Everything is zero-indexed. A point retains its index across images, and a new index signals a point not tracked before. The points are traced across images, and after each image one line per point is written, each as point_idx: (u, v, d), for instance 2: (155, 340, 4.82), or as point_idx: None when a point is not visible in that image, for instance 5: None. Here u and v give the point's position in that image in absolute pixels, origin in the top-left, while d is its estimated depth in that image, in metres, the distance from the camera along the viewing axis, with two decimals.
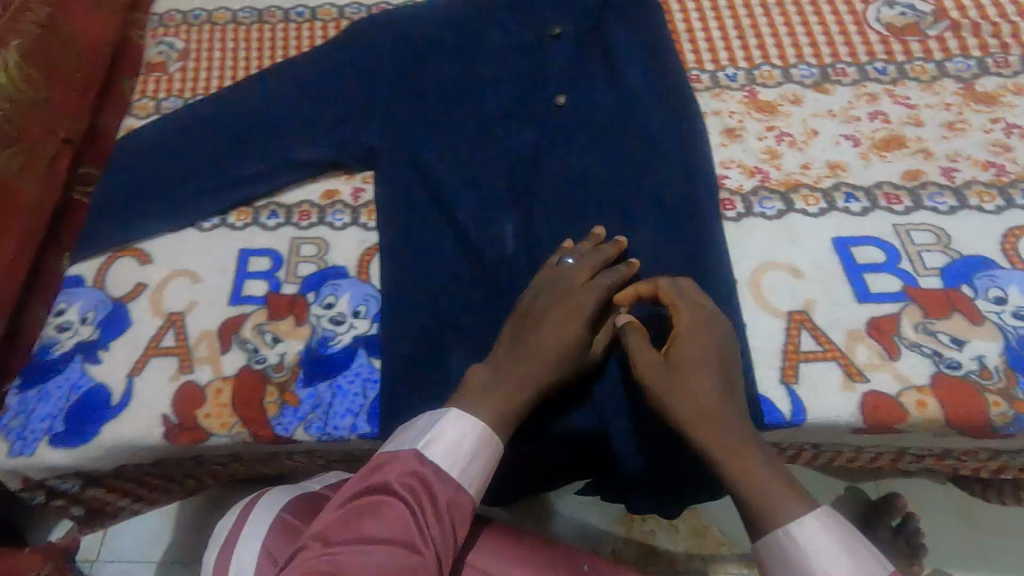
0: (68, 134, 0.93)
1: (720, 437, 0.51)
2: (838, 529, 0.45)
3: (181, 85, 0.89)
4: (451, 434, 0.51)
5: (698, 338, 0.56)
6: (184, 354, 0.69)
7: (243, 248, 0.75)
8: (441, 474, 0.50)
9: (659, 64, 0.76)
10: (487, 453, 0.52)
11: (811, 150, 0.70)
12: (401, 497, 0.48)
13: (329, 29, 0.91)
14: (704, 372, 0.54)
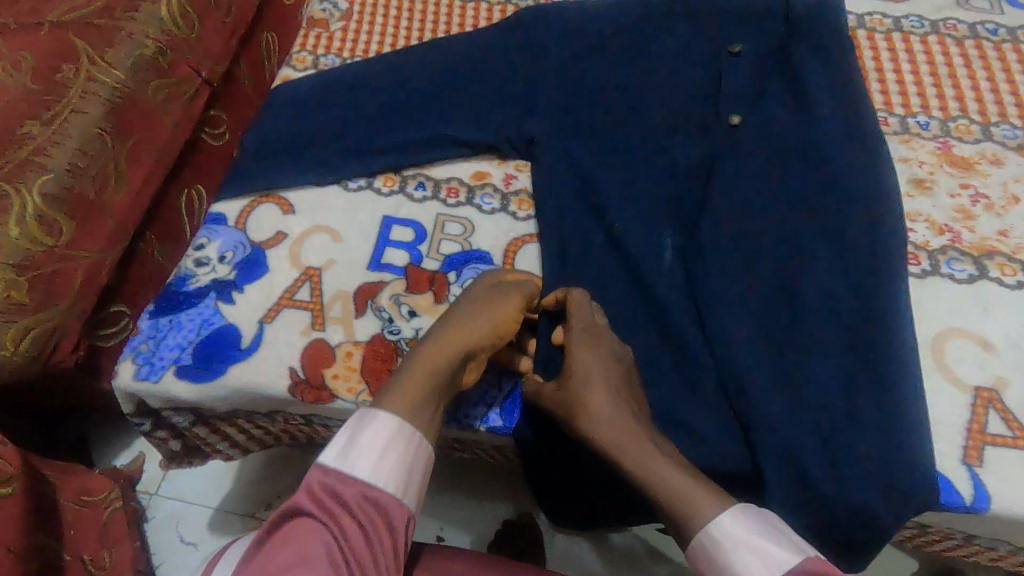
0: (209, 76, 0.81)
1: (640, 460, 0.48)
2: (760, 523, 0.43)
3: (341, 44, 0.90)
4: (361, 434, 0.46)
5: (585, 346, 0.55)
6: (318, 310, 0.68)
7: (388, 216, 0.73)
8: (349, 477, 0.45)
9: (852, 97, 0.71)
10: (401, 446, 0.47)
11: (1011, 217, 0.65)
12: (309, 521, 0.43)
13: (495, 12, 0.91)
14: (598, 382, 0.53)
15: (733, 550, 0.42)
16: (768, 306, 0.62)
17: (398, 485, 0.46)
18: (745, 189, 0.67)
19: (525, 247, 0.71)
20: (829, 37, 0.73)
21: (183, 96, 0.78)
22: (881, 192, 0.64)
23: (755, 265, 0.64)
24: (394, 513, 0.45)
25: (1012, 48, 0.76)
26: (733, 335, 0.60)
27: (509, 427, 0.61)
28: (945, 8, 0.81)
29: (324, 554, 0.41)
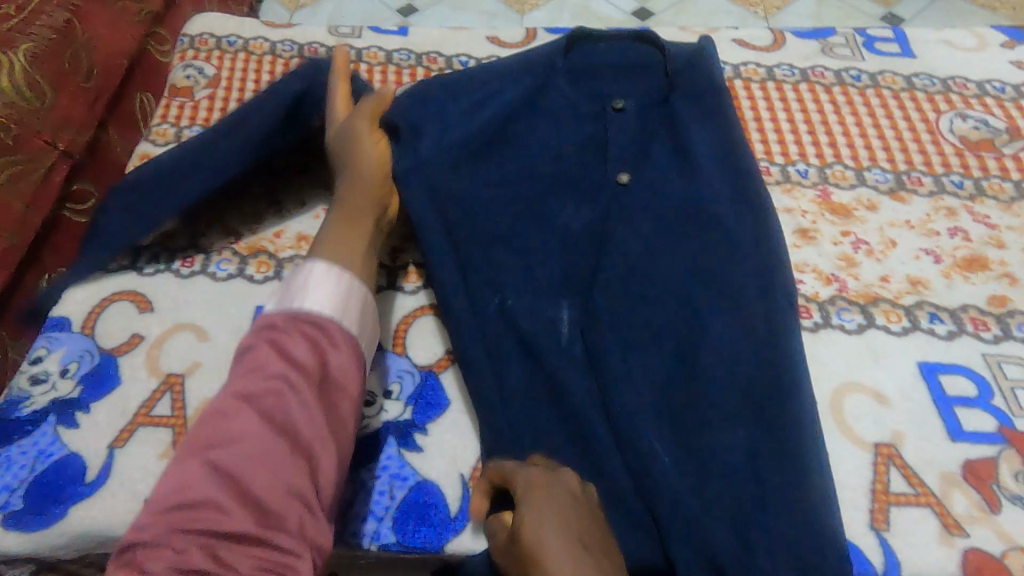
0: (66, 148, 0.78)
1: None
2: None
3: (207, 114, 0.82)
4: (294, 286, 0.53)
5: (537, 502, 0.47)
6: (181, 426, 0.59)
7: (261, 305, 0.66)
8: (288, 319, 0.50)
9: (735, 149, 0.71)
10: (332, 285, 0.53)
11: (890, 262, 0.66)
12: (256, 347, 0.48)
13: (375, 73, 0.86)
14: (562, 550, 0.44)
15: None
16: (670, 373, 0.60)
17: (336, 311, 0.52)
18: (636, 252, 0.66)
19: (417, 325, 0.65)
20: (706, 93, 0.74)
21: (35, 172, 0.74)
22: (766, 247, 0.64)
23: (653, 329, 0.62)
24: (340, 336, 0.51)
25: (875, 92, 0.80)
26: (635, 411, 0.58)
27: (403, 542, 0.54)
28: (812, 56, 0.84)
29: (272, 372, 0.46)
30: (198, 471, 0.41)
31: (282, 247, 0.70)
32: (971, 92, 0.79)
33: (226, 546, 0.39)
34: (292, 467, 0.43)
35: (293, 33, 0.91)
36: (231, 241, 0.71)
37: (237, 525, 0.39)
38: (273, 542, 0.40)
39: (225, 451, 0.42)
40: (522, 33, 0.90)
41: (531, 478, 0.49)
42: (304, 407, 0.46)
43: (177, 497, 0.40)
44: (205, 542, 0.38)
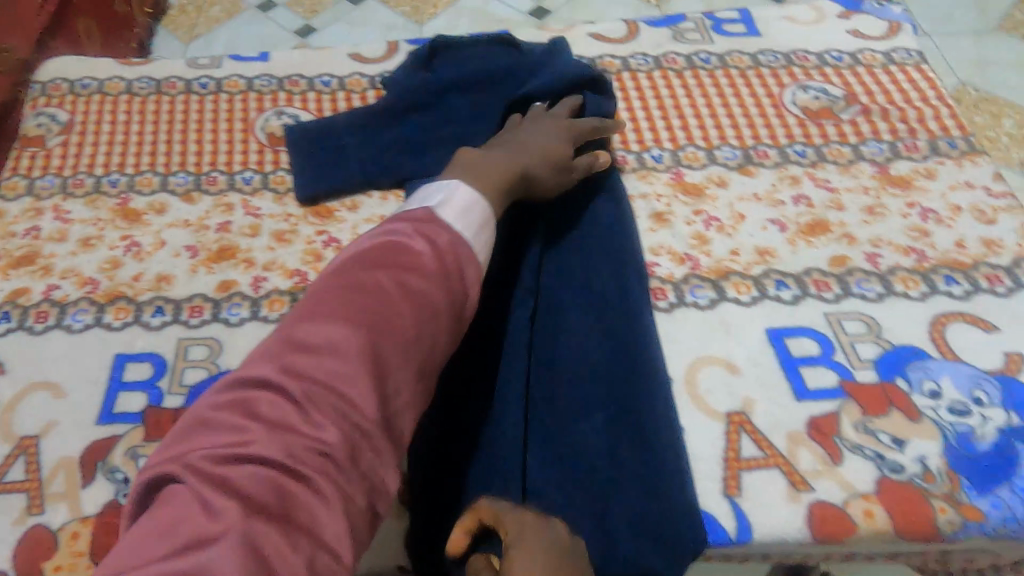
0: None
1: None
2: None
3: (61, 161, 0.80)
4: (429, 201, 0.52)
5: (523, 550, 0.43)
6: (35, 489, 0.57)
7: (120, 352, 0.65)
8: (449, 228, 0.49)
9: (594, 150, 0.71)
10: (479, 217, 0.52)
11: (739, 235, 0.69)
12: (410, 238, 0.47)
13: (236, 101, 0.85)
14: None
15: None
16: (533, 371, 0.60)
17: (475, 238, 0.50)
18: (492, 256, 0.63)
19: None
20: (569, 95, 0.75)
21: None
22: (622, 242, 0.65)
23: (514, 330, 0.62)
24: (469, 254, 0.48)
25: (723, 73, 0.83)
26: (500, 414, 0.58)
27: None
28: (664, 44, 0.87)
29: (421, 277, 0.44)
30: (308, 365, 0.39)
31: (141, 290, 0.69)
32: (812, 63, 0.83)
33: (320, 467, 0.35)
34: (411, 387, 0.42)
35: (150, 69, 0.89)
36: (88, 291, 0.69)
37: (364, 419, 0.38)
38: (379, 452, 0.38)
39: (347, 355, 0.40)
40: (384, 47, 0.91)
41: (533, 540, 0.44)
42: (439, 328, 0.44)
43: (274, 379, 0.38)
44: (337, 433, 0.37)
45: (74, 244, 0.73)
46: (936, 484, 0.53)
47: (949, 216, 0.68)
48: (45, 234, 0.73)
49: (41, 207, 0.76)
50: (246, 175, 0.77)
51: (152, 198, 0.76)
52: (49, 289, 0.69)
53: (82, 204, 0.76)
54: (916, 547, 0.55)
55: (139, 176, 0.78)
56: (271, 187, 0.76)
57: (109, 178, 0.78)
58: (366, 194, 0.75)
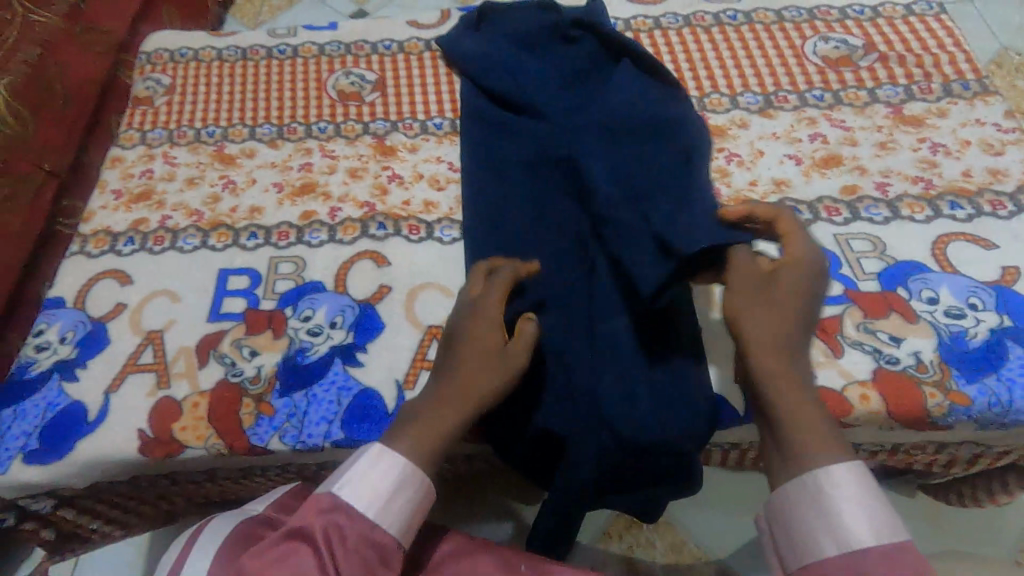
0: (52, 168, 0.91)
1: (789, 378, 0.52)
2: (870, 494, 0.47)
3: (167, 117, 0.93)
4: (369, 470, 0.51)
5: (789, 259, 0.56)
6: (162, 370, 0.70)
7: (223, 267, 0.77)
8: (356, 515, 0.50)
9: (660, 89, 0.77)
10: (410, 494, 0.52)
11: (758, 169, 0.76)
12: (300, 548, 0.48)
13: (311, 64, 0.97)
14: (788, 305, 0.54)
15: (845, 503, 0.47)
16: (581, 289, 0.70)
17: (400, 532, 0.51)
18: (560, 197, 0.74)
19: (355, 266, 0.75)
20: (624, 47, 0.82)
21: (27, 193, 0.88)
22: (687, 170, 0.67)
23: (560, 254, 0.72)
24: (388, 552, 0.50)
25: (749, 29, 0.90)
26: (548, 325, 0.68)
27: (351, 437, 0.64)
28: (693, 4, 0.94)
29: (322, 567, 0.47)
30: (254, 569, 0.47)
31: (238, 219, 0.81)
32: (834, 17, 0.89)
33: None
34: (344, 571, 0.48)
35: (237, 39, 1.02)
36: (195, 220, 0.82)
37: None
38: None
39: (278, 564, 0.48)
40: (438, 15, 1.01)
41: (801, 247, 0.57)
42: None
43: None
44: None
45: (181, 183, 0.86)
46: (928, 373, 0.60)
47: (958, 149, 0.74)
48: (158, 175, 0.87)
49: (153, 154, 0.90)
50: (322, 126, 0.89)
51: (243, 145, 0.89)
52: (163, 218, 0.83)
53: (185, 151, 0.89)
54: (913, 432, 0.62)
55: (232, 128, 0.91)
56: (343, 136, 0.88)
57: (207, 130, 0.91)
58: (424, 140, 0.85)
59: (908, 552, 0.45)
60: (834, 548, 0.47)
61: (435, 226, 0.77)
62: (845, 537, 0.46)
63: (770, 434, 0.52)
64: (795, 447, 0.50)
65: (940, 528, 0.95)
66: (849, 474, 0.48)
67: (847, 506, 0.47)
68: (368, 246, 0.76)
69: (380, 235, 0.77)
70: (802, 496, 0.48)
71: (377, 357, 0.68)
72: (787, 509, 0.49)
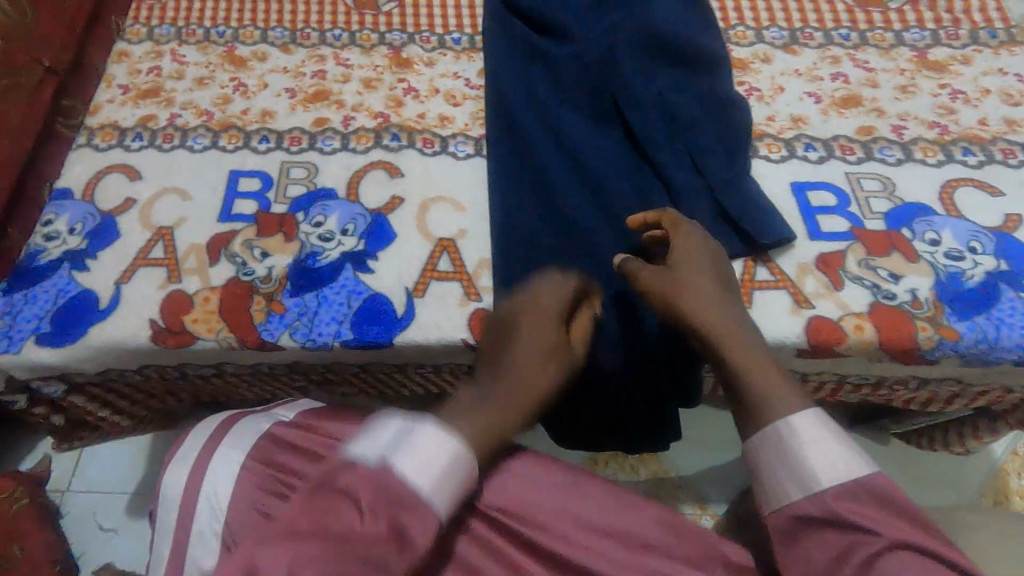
0: (53, 64, 0.81)
1: (735, 342, 0.54)
2: (826, 426, 0.48)
3: (174, 14, 0.90)
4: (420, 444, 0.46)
5: (684, 239, 0.61)
6: (173, 265, 0.71)
7: (234, 169, 0.77)
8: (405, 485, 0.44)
9: (699, 20, 0.78)
10: (465, 470, 0.47)
11: (776, 104, 0.76)
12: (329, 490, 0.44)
13: None
14: (706, 277, 0.58)
15: (805, 440, 0.47)
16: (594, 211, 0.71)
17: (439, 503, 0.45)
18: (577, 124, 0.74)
19: (368, 176, 0.75)
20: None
21: (24, 87, 0.78)
22: (717, 115, 0.72)
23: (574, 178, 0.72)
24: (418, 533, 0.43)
25: None
26: (560, 246, 0.69)
27: (360, 338, 0.66)
28: None
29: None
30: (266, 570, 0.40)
31: (249, 122, 0.80)
32: None
33: None
34: None
35: None
36: (205, 121, 0.81)
37: None
38: None
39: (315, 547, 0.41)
40: None
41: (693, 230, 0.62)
42: None
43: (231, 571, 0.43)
44: None
45: (190, 83, 0.84)
46: (921, 309, 0.62)
47: (977, 98, 0.74)
48: (166, 73, 0.85)
49: (160, 51, 0.87)
50: (336, 33, 0.87)
51: (254, 47, 0.86)
52: (172, 117, 0.81)
53: (194, 49, 0.87)
54: (900, 366, 0.65)
55: (242, 29, 0.88)
56: (358, 44, 0.85)
57: (216, 29, 0.88)
58: (441, 54, 0.83)
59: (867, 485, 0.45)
60: (800, 492, 0.47)
61: (450, 141, 0.77)
62: (804, 480, 0.46)
63: (731, 398, 0.53)
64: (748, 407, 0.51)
65: (908, 468, 1.01)
66: (810, 420, 0.48)
67: (809, 443, 0.47)
68: (381, 156, 0.76)
69: (394, 147, 0.76)
70: (767, 444, 0.49)
71: (387, 267, 0.69)
72: (756, 455, 0.49)
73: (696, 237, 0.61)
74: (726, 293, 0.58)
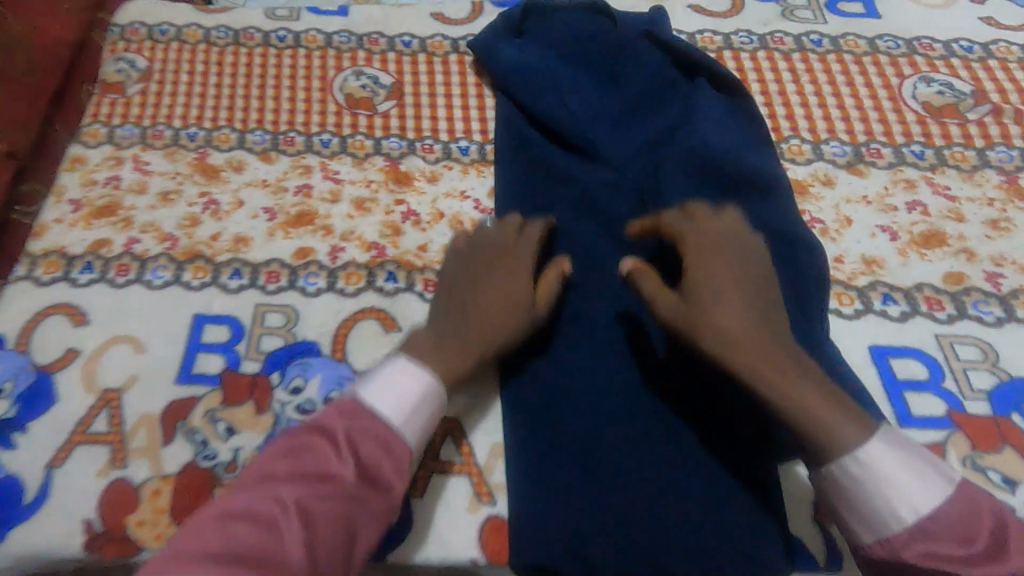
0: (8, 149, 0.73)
1: (775, 364, 0.49)
2: (897, 452, 0.46)
3: (140, 110, 0.79)
4: (398, 386, 0.51)
5: (713, 255, 0.54)
6: (118, 443, 0.58)
7: (199, 313, 0.64)
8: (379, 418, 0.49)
9: (749, 142, 0.68)
10: (432, 404, 0.52)
11: (845, 240, 0.64)
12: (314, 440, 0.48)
13: (314, 58, 0.82)
14: (735, 263, 0.54)
15: (883, 478, 0.46)
16: (632, 380, 0.58)
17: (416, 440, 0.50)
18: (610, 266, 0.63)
19: (357, 328, 0.63)
20: (689, 85, 0.72)
21: None
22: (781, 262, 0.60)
23: (606, 335, 0.60)
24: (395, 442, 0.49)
25: (836, 59, 0.76)
26: (592, 429, 0.56)
27: None
28: (772, 21, 0.80)
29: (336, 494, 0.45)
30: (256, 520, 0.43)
31: (219, 250, 0.68)
32: (937, 53, 0.75)
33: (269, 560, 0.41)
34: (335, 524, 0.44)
35: (228, 18, 0.86)
36: (167, 247, 0.69)
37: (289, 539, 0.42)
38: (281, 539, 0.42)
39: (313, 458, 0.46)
40: (469, 7, 0.85)
41: (712, 231, 0.56)
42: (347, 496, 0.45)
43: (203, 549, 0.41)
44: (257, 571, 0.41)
45: (153, 198, 0.72)
46: None
47: None
48: (125, 185, 0.73)
49: (121, 157, 0.75)
50: (324, 138, 0.75)
51: (229, 154, 0.75)
52: (130, 242, 0.69)
53: (160, 155, 0.75)
54: None
55: (217, 132, 0.76)
56: (350, 152, 0.74)
57: (187, 131, 0.77)
58: (446, 167, 0.72)
59: (966, 521, 0.44)
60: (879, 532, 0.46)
61: None
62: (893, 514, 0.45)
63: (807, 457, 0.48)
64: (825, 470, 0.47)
65: None
66: (875, 446, 0.46)
67: (886, 482, 0.45)
68: (375, 301, 0.64)
69: (389, 289, 0.65)
70: (854, 487, 0.46)
71: None
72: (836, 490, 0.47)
73: (704, 240, 0.55)
74: (769, 308, 0.52)
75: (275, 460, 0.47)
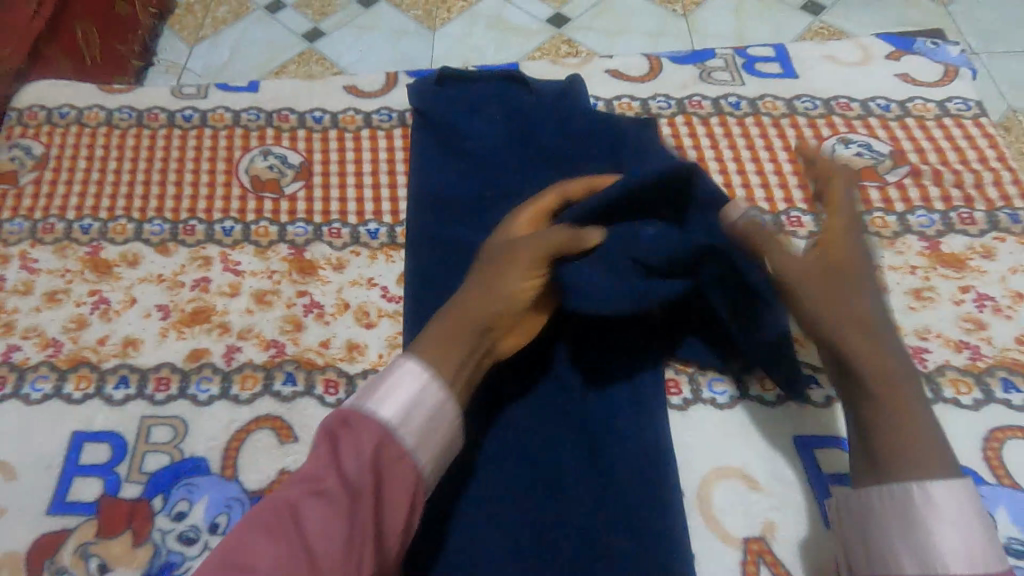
0: None
1: (879, 370, 0.43)
2: (965, 507, 0.40)
3: (32, 202, 0.74)
4: (388, 385, 0.43)
5: (837, 239, 0.48)
6: None
7: (78, 430, 0.59)
8: (359, 448, 0.41)
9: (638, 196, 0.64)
10: (435, 413, 0.44)
11: None
12: (302, 493, 0.41)
13: (221, 138, 0.79)
14: (856, 266, 0.47)
15: (928, 509, 0.40)
16: (543, 489, 0.54)
17: (422, 433, 0.43)
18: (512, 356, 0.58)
19: (249, 440, 0.58)
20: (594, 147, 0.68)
21: None
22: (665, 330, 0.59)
23: (516, 437, 0.56)
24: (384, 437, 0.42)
25: (754, 122, 0.75)
26: (501, 549, 0.51)
27: None
28: (689, 84, 0.78)
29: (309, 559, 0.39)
30: None
31: (106, 356, 0.63)
32: (855, 113, 0.74)
33: None
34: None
35: (133, 98, 0.83)
36: (50, 354, 0.64)
37: None
38: None
39: (287, 533, 0.39)
40: (383, 78, 0.83)
41: (846, 215, 0.49)
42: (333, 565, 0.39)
43: None
44: None
45: (38, 299, 0.67)
46: None
47: (1010, 305, 0.61)
48: (10, 286, 0.68)
49: (7, 254, 0.71)
50: (227, 225, 0.71)
51: (124, 247, 0.70)
52: (9, 350, 0.64)
53: (50, 251, 0.71)
54: None
55: (113, 222, 0.72)
56: (253, 241, 0.70)
57: (81, 223, 0.72)
58: (354, 253, 0.69)
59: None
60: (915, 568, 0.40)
61: (358, 382, 0.61)
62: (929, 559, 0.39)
63: (865, 460, 0.43)
64: (883, 447, 0.42)
65: None
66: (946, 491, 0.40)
67: (940, 519, 0.39)
68: (271, 408, 0.59)
69: (287, 393, 0.60)
70: (878, 505, 0.42)
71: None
72: (861, 501, 0.43)
73: (848, 225, 0.49)
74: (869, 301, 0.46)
75: (247, 537, 0.39)
